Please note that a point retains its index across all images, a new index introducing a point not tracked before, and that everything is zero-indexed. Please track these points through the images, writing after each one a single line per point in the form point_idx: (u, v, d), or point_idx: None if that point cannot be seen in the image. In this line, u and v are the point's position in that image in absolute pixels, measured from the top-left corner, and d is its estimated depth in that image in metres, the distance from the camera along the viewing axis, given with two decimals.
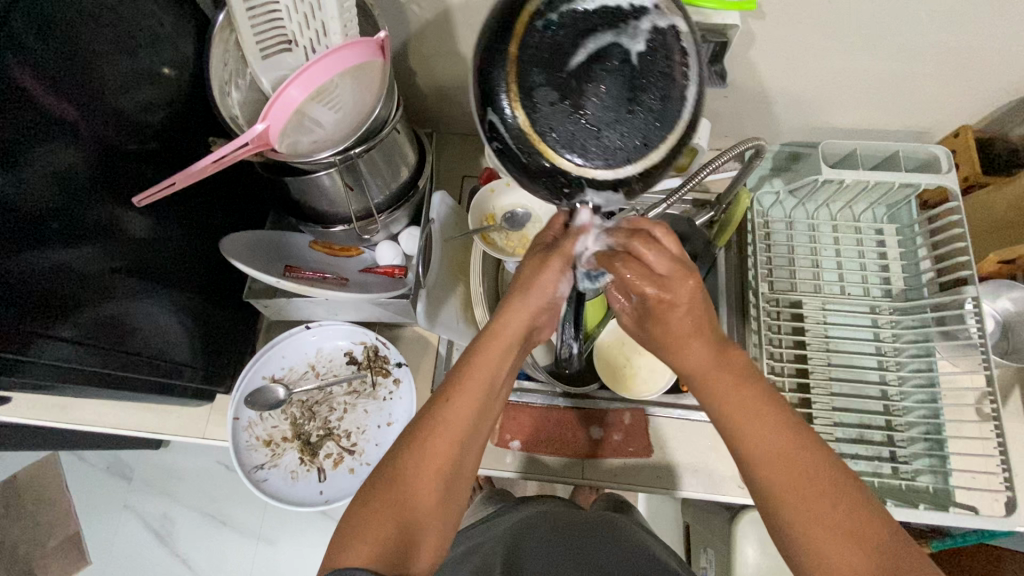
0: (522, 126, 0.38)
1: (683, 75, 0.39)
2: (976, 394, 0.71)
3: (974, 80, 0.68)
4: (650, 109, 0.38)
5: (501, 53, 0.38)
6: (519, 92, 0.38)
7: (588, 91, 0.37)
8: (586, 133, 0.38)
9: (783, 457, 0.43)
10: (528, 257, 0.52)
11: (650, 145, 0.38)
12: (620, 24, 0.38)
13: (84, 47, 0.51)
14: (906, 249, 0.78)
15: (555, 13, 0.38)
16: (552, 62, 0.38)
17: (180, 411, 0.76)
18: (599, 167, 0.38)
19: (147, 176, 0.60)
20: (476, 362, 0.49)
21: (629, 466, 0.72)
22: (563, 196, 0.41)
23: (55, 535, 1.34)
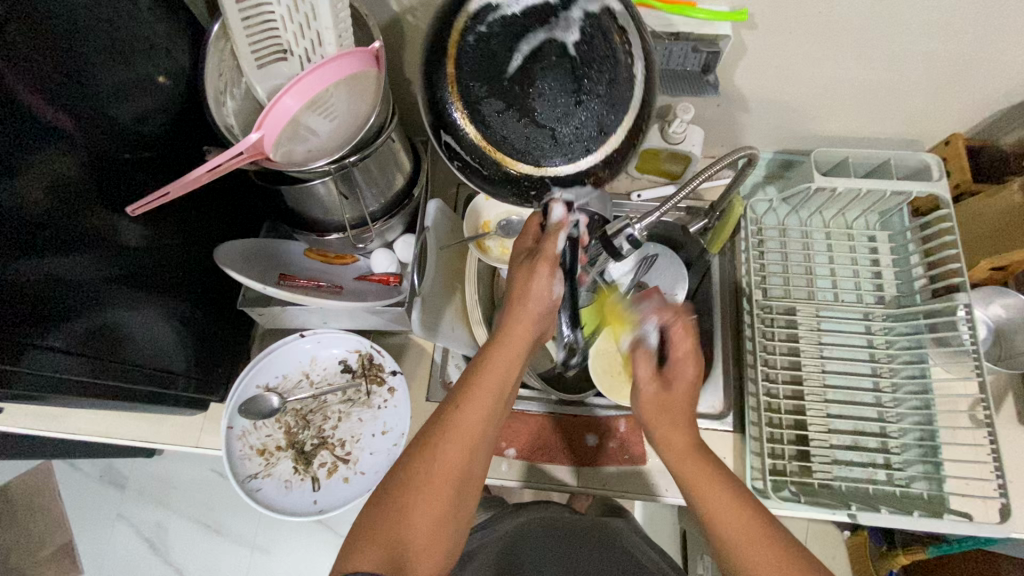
0: (476, 142, 0.39)
1: (622, 53, 0.38)
2: (970, 401, 0.71)
3: (963, 88, 0.68)
4: (598, 96, 0.37)
5: (441, 73, 0.39)
6: (467, 110, 0.38)
7: (530, 93, 0.37)
8: (540, 135, 0.38)
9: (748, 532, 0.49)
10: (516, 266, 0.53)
11: (607, 132, 0.38)
12: (549, 19, 0.37)
13: (80, 56, 0.51)
14: (898, 256, 0.79)
15: (483, 24, 0.38)
16: (490, 73, 0.38)
17: (174, 420, 0.76)
18: (559, 164, 0.39)
19: (143, 185, 0.60)
20: (483, 369, 0.50)
21: (625, 474, 0.71)
22: (535, 196, 0.43)
23: (47, 545, 1.33)
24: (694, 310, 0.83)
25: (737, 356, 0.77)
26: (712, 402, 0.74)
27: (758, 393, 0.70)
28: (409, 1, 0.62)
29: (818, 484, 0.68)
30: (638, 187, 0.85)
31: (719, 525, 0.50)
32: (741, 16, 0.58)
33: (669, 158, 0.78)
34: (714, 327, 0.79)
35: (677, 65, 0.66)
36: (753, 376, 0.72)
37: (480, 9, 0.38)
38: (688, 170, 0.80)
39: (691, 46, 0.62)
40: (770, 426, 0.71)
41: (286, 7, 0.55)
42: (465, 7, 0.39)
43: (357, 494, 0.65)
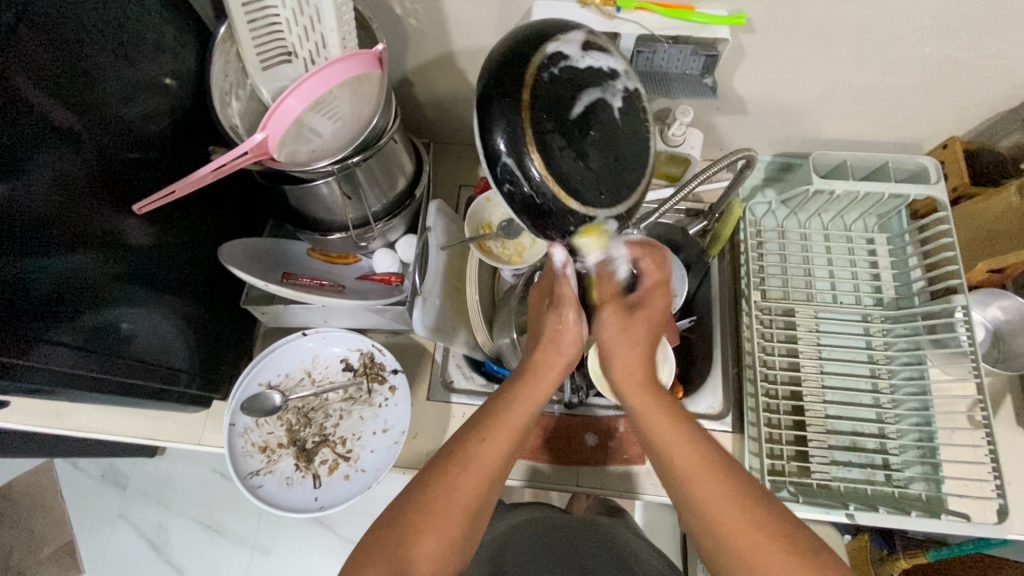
0: (536, 168, 0.38)
1: (647, 131, 0.44)
2: (968, 402, 0.72)
3: (960, 93, 0.69)
4: (631, 158, 0.42)
5: (511, 97, 0.39)
6: (534, 137, 0.38)
7: (587, 140, 0.40)
8: (589, 177, 0.40)
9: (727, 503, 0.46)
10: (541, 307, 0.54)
11: (634, 187, 0.42)
12: (604, 83, 0.41)
13: (88, 58, 0.52)
14: (897, 258, 0.79)
15: (555, 67, 0.40)
16: (556, 111, 0.39)
17: (176, 417, 0.77)
18: (602, 207, 0.41)
19: (149, 185, 0.61)
20: (509, 407, 0.50)
21: (623, 473, 0.72)
22: (567, 234, 0.42)
23: (48, 544, 1.33)
24: (695, 311, 0.83)
25: (736, 357, 0.77)
26: (711, 403, 0.75)
27: (756, 393, 0.71)
28: (412, 5, 0.63)
29: (816, 485, 0.68)
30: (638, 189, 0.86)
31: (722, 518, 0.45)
32: (739, 20, 0.59)
33: (668, 161, 0.78)
34: (713, 328, 0.80)
35: (676, 69, 0.66)
36: (752, 376, 0.72)
37: (553, 54, 0.41)
38: (687, 172, 0.80)
39: (690, 49, 0.63)
40: (769, 426, 0.71)
41: (292, 11, 0.56)
42: (539, 48, 0.41)
43: (357, 491, 0.65)
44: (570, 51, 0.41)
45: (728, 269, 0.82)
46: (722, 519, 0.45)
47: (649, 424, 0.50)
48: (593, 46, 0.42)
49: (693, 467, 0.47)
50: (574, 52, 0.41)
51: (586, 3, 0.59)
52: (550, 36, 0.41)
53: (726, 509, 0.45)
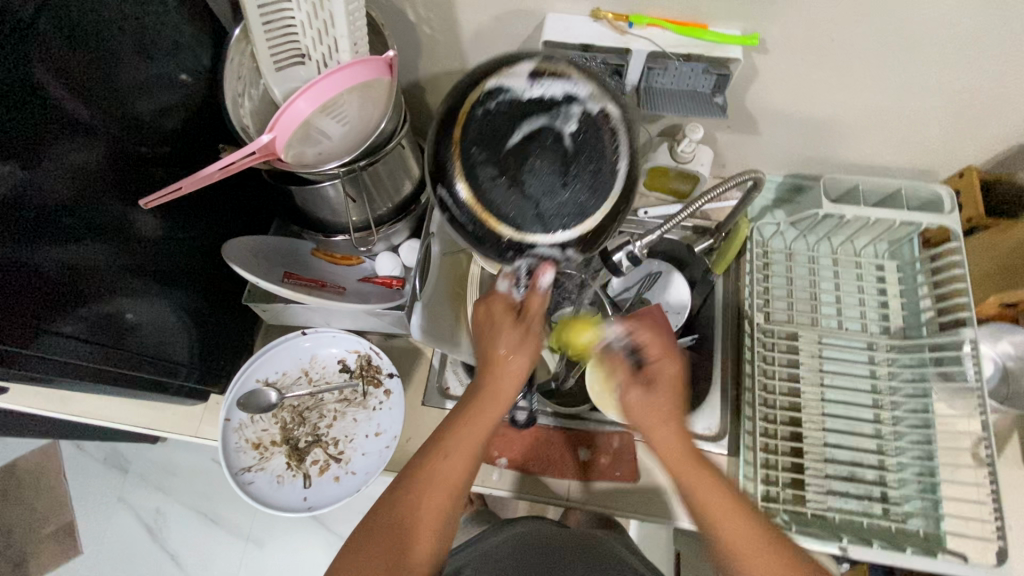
0: (466, 198, 0.42)
1: (609, 147, 0.43)
2: (973, 439, 0.70)
3: (978, 120, 0.68)
4: (582, 178, 0.42)
5: (448, 134, 0.44)
6: (465, 166, 0.42)
7: (524, 168, 0.42)
8: (525, 203, 0.42)
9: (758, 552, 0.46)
10: (501, 325, 0.52)
11: (583, 211, 0.42)
12: (552, 110, 0.43)
13: (106, 51, 0.53)
14: (907, 287, 0.78)
15: (494, 101, 0.44)
16: (492, 143, 0.42)
17: (176, 408, 0.77)
18: (537, 233, 0.42)
19: (158, 178, 0.62)
20: (472, 418, 0.50)
21: (615, 490, 0.71)
22: (506, 258, 0.44)
23: (49, 524, 1.35)
24: None
25: (736, 379, 0.76)
26: (709, 426, 0.74)
27: (755, 417, 0.70)
28: (425, 11, 0.64)
29: (812, 514, 0.66)
30: (646, 204, 0.86)
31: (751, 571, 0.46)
32: (752, 40, 0.58)
33: (678, 177, 0.79)
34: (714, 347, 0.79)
35: (686, 86, 0.65)
36: (751, 400, 0.71)
37: (493, 89, 0.44)
38: (697, 189, 0.81)
39: (703, 66, 0.61)
40: (765, 451, 0.70)
41: (307, 14, 0.57)
42: (481, 85, 0.44)
43: (346, 494, 0.64)
44: (517, 84, 0.44)
45: (733, 289, 0.81)
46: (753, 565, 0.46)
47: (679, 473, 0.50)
48: (546, 75, 0.44)
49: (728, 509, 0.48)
50: (520, 84, 0.44)
51: (598, 17, 0.60)
52: (500, 71, 0.45)
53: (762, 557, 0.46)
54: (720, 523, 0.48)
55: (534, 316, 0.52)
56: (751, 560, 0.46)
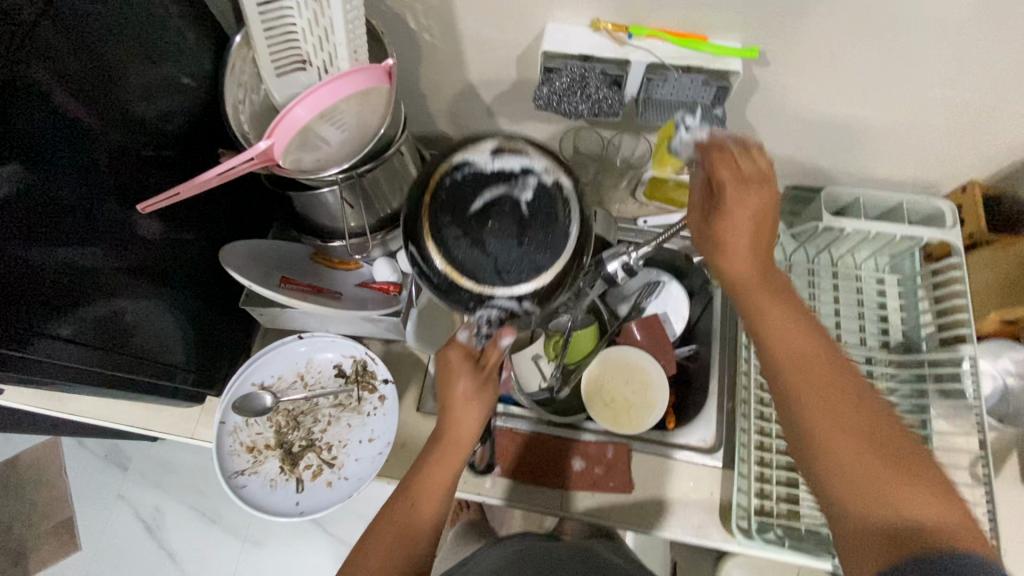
0: (433, 255, 0.44)
1: (561, 215, 0.45)
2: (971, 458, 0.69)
3: (980, 135, 0.67)
4: (536, 240, 0.43)
5: (419, 202, 0.46)
6: (432, 229, 0.45)
7: (483, 230, 0.44)
8: (484, 262, 0.44)
9: (813, 371, 0.45)
10: (457, 374, 0.53)
11: (538, 268, 0.43)
12: (510, 179, 0.45)
13: (108, 56, 0.54)
14: (907, 301, 0.77)
15: (460, 173, 0.46)
16: (456, 209, 0.45)
17: (172, 410, 0.78)
18: (495, 285, 0.43)
19: (159, 182, 0.62)
20: (436, 463, 0.54)
21: (608, 501, 0.70)
22: (468, 308, 0.45)
23: (48, 519, 1.36)
24: (694, 339, 0.83)
25: (732, 391, 0.76)
26: (704, 437, 0.74)
27: (749, 430, 0.70)
28: (426, 19, 0.64)
29: (806, 530, 0.67)
30: (646, 214, 0.86)
31: (809, 393, 0.45)
32: (751, 53, 0.58)
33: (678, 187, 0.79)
34: (710, 357, 0.78)
35: (685, 97, 0.65)
36: (746, 412, 0.71)
37: (460, 162, 0.46)
38: None
39: (702, 79, 0.61)
40: (760, 463, 0.70)
41: (307, 21, 0.57)
42: (449, 157, 0.47)
43: (338, 500, 0.64)
44: (480, 158, 0.46)
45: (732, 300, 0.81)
46: (803, 381, 0.45)
47: (749, 296, 0.50)
48: (506, 150, 0.46)
49: (789, 339, 0.47)
50: (484, 158, 0.46)
51: (598, 28, 0.60)
52: (465, 146, 0.47)
53: (818, 380, 0.45)
54: (777, 345, 0.47)
55: (491, 360, 0.53)
56: (811, 388, 0.45)
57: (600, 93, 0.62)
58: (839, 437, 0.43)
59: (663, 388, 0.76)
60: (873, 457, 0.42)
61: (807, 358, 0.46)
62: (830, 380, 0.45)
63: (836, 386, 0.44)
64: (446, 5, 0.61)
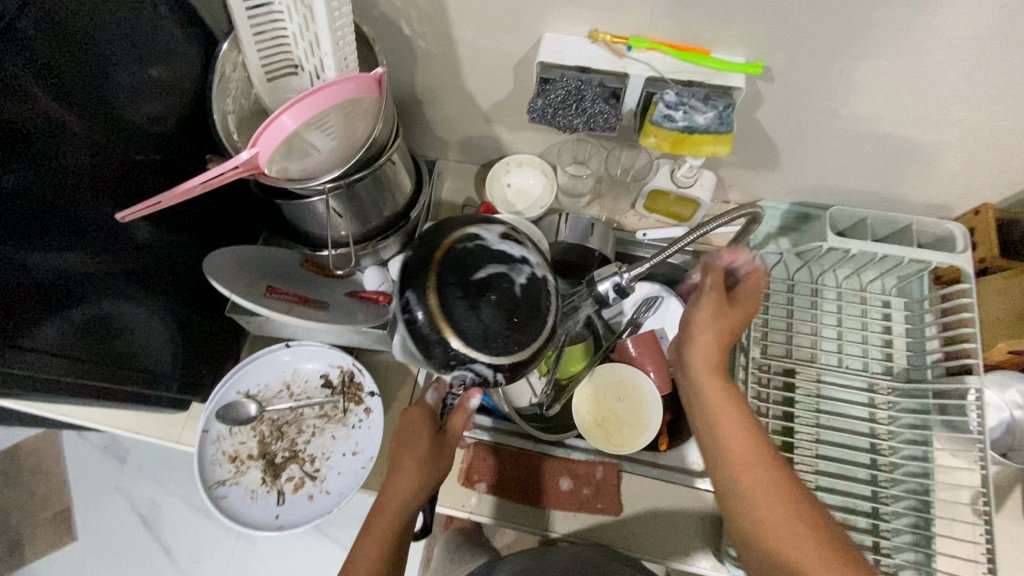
0: (431, 307, 0.46)
1: (547, 308, 0.48)
2: (972, 493, 0.67)
3: (996, 158, 0.64)
4: (525, 322, 0.46)
5: (427, 260, 0.48)
6: (435, 284, 0.46)
7: (482, 297, 0.45)
8: (475, 327, 0.45)
9: (747, 456, 0.50)
10: (412, 447, 0.54)
11: (519, 347, 0.46)
12: (511, 262, 0.47)
13: (95, 60, 0.52)
14: (913, 326, 0.75)
15: (470, 242, 0.48)
16: (459, 274, 0.46)
17: (159, 413, 0.77)
18: (479, 350, 0.45)
19: (146, 187, 0.61)
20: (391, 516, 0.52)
21: (595, 521, 0.69)
22: (448, 365, 0.46)
23: (46, 509, 1.37)
24: None
25: None
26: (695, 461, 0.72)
27: None
28: (420, 26, 0.62)
29: None
30: (646, 227, 0.84)
31: (745, 477, 0.49)
32: (754, 69, 0.56)
33: (678, 201, 0.77)
34: None
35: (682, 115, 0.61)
36: None
37: (472, 234, 0.49)
38: (698, 215, 0.79)
39: (703, 93, 0.58)
40: None
41: (298, 26, 0.56)
42: (463, 228, 0.50)
43: (319, 514, 0.64)
44: (488, 236, 0.49)
45: None
46: (742, 467, 0.50)
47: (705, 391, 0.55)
48: (511, 237, 0.50)
49: (733, 428, 0.52)
50: (492, 237, 0.49)
51: (596, 39, 0.58)
52: (477, 223, 0.51)
53: (746, 459, 0.50)
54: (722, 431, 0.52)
55: (452, 433, 0.56)
56: (748, 475, 0.49)
57: (596, 106, 0.60)
58: (771, 517, 0.48)
59: (653, 407, 0.74)
60: (796, 536, 0.46)
61: (745, 445, 0.51)
62: (764, 466, 0.49)
63: (768, 472, 0.49)
64: (441, 13, 0.59)
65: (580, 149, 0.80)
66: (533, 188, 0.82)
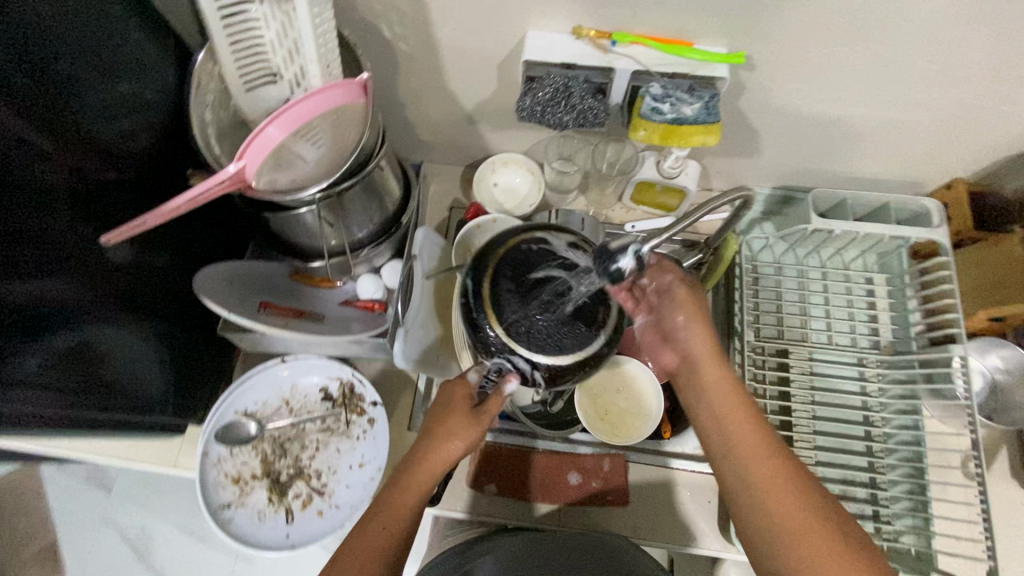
0: (482, 293, 0.48)
1: (604, 322, 0.48)
2: (961, 456, 0.70)
3: (964, 134, 0.67)
4: (577, 329, 0.47)
5: (489, 252, 0.50)
6: (489, 274, 0.49)
7: (535, 295, 0.47)
8: (524, 322, 0.47)
9: (741, 421, 0.53)
10: (453, 410, 0.53)
11: (564, 349, 0.47)
12: (575, 268, 0.48)
13: (63, 77, 0.50)
14: (895, 300, 0.78)
15: (535, 244, 0.50)
16: (519, 271, 0.48)
17: (152, 440, 0.75)
18: (520, 343, 0.47)
19: (125, 207, 0.59)
20: (425, 464, 0.52)
21: (606, 512, 0.72)
22: (487, 351, 0.48)
23: (28, 548, 1.31)
24: None
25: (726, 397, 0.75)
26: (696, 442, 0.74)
27: None
28: (401, 28, 0.61)
29: None
30: (633, 219, 0.85)
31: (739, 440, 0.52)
32: (738, 58, 0.58)
33: (664, 192, 0.78)
34: None
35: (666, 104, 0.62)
36: None
37: (540, 237, 0.51)
38: (684, 204, 0.80)
39: (687, 85, 0.59)
40: None
41: (276, 33, 0.55)
42: (533, 230, 0.51)
43: (331, 530, 0.63)
44: (556, 243, 0.50)
45: (722, 305, 0.80)
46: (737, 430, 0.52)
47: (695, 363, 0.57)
48: (580, 246, 0.50)
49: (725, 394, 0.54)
50: (559, 243, 0.50)
51: (581, 35, 0.58)
52: (549, 230, 0.52)
53: (741, 422, 0.53)
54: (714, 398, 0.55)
55: (489, 410, 0.52)
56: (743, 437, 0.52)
57: (585, 103, 0.60)
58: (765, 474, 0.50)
59: (655, 396, 0.74)
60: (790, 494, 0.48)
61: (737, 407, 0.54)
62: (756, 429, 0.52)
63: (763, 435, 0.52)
64: (423, 14, 0.59)
65: (565, 145, 0.80)
66: (520, 186, 0.82)
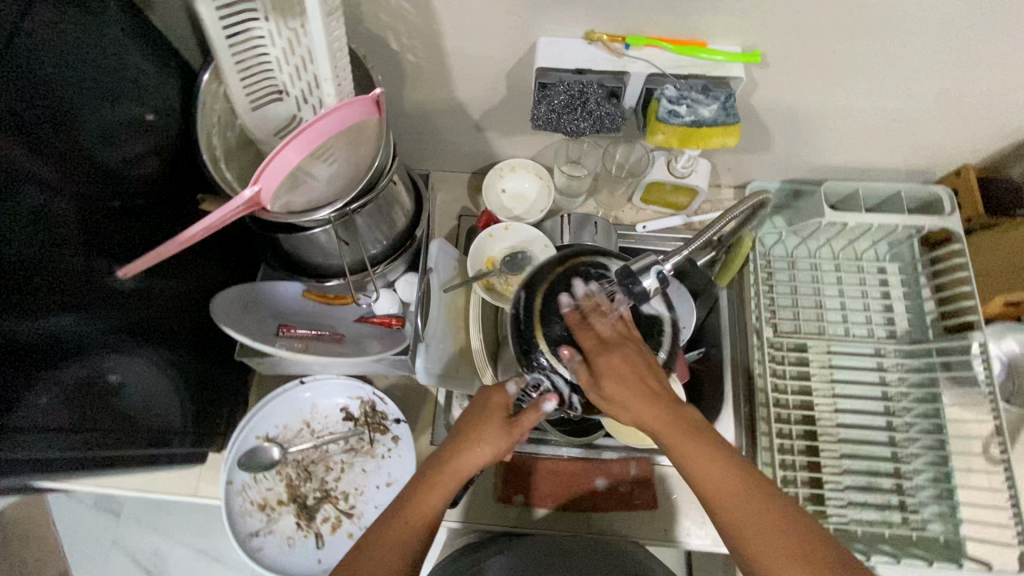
0: (535, 309, 0.49)
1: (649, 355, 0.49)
2: (982, 442, 0.71)
3: (974, 122, 0.67)
4: None
5: (548, 271, 0.51)
6: (545, 292, 0.50)
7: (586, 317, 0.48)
8: (573, 341, 0.48)
9: (732, 495, 0.43)
10: (488, 418, 0.51)
11: None
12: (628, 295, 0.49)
13: (67, 106, 0.48)
14: (909, 289, 0.78)
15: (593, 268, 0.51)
16: (574, 291, 0.49)
17: (170, 469, 0.73)
18: (563, 362, 0.47)
19: (135, 234, 0.58)
20: (456, 462, 0.50)
21: (636, 517, 0.71)
22: (528, 364, 0.49)
23: None
24: None
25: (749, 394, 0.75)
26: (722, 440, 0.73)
27: (771, 432, 0.69)
28: (409, 39, 0.60)
29: (833, 529, 0.66)
30: (643, 219, 0.84)
31: (734, 516, 0.43)
32: (755, 58, 0.57)
33: (674, 191, 0.78)
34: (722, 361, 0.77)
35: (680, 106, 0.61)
36: (765, 416, 0.70)
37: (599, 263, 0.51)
38: (694, 202, 0.80)
39: (702, 85, 0.59)
40: (782, 466, 0.70)
41: (282, 50, 0.54)
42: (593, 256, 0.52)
43: None
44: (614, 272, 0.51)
45: (737, 301, 0.80)
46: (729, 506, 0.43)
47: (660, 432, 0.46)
48: None
49: (705, 464, 0.44)
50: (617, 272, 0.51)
51: (593, 40, 0.57)
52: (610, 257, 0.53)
53: (731, 493, 0.43)
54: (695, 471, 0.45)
55: (524, 424, 0.50)
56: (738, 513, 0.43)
57: (602, 109, 0.59)
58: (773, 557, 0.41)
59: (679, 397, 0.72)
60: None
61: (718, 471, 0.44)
62: (750, 498, 0.43)
63: (762, 505, 0.43)
64: (432, 25, 0.58)
65: (573, 148, 0.79)
66: (529, 192, 0.81)
